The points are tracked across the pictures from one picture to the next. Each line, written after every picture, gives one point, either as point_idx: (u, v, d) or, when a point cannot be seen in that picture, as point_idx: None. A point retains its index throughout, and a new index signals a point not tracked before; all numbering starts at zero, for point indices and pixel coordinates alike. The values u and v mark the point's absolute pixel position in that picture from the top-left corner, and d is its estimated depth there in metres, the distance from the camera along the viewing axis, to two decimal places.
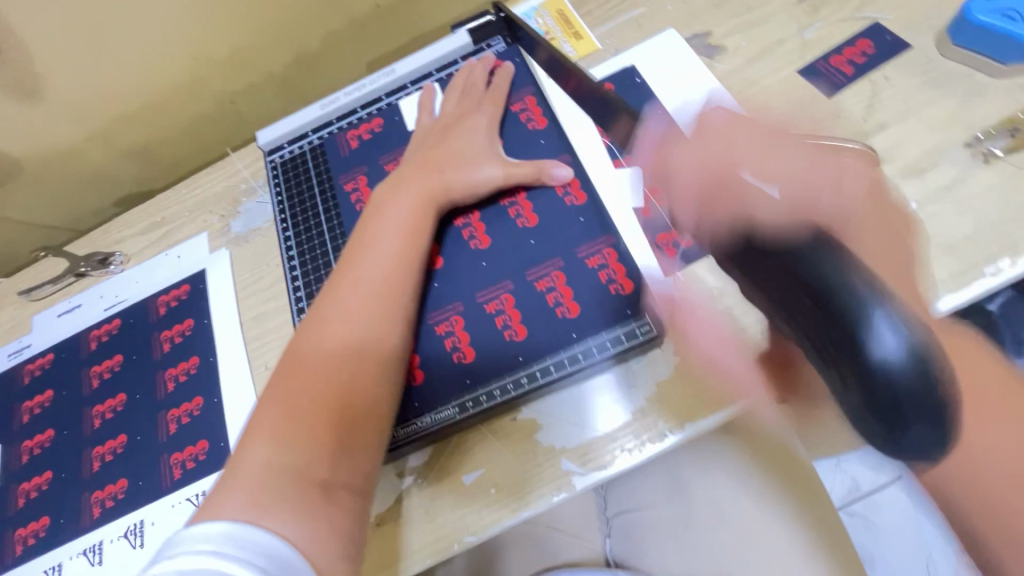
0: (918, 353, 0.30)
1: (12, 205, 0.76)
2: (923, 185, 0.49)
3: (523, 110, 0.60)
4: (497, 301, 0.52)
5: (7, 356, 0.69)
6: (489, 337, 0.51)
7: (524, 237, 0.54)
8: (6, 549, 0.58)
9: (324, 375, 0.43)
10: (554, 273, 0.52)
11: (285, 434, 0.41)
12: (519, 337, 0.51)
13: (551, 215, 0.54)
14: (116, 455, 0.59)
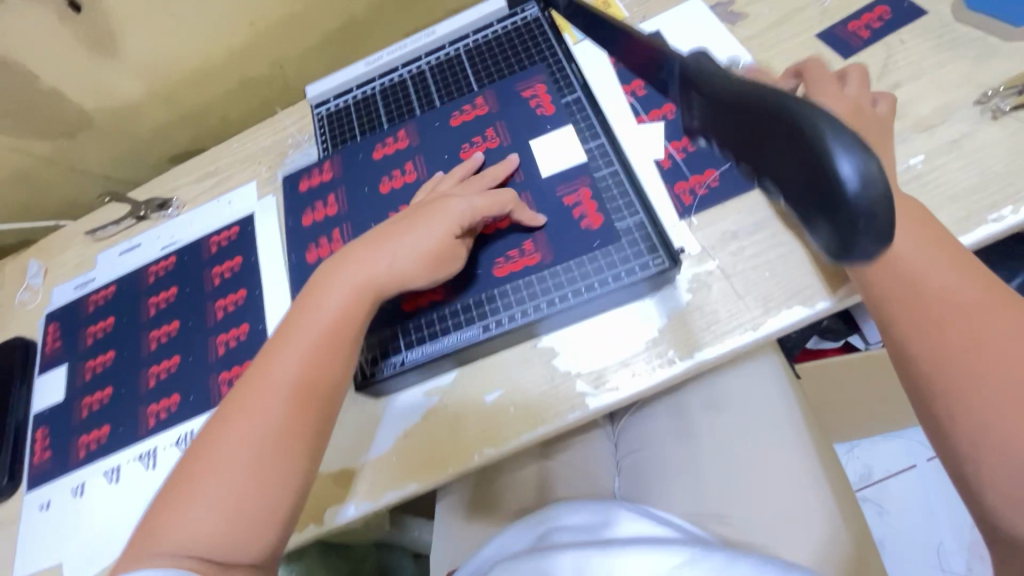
0: (879, 174, 0.21)
1: (81, 156, 0.84)
2: (932, 139, 0.51)
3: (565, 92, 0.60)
4: (507, 250, 0.54)
5: (75, 288, 0.76)
6: (506, 289, 0.53)
7: (532, 192, 0.56)
8: (70, 452, 0.65)
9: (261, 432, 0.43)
10: (577, 233, 0.53)
11: (206, 485, 0.41)
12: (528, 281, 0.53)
13: (551, 169, 0.56)
14: (169, 374, 0.65)
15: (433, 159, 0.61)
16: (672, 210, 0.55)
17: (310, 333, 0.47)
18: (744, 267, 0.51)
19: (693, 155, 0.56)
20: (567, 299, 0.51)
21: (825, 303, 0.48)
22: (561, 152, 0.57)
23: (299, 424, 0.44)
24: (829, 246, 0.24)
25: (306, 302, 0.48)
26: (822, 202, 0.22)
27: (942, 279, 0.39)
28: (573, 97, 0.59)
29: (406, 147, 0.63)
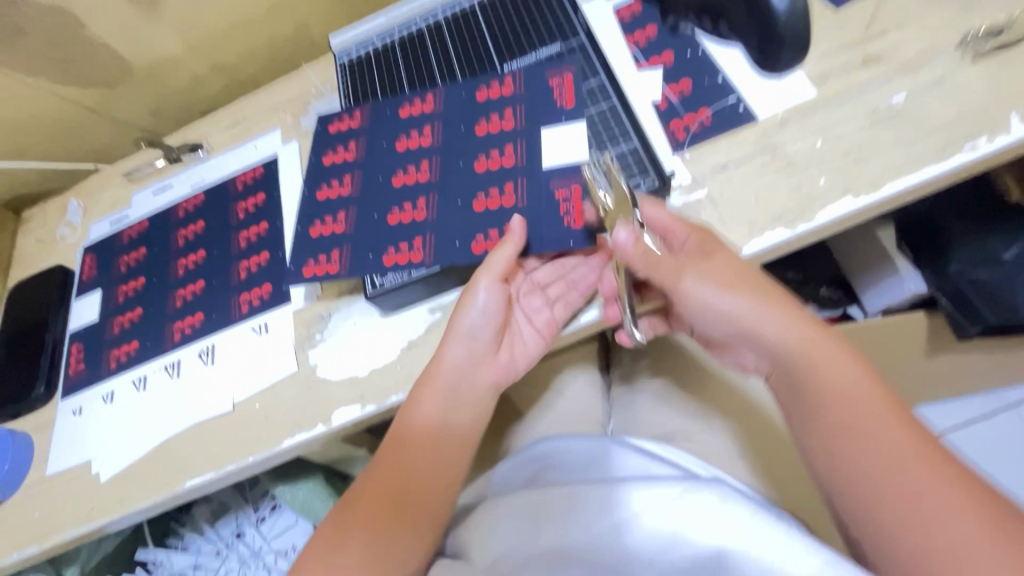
0: None
1: (120, 106, 0.90)
2: (914, 80, 0.54)
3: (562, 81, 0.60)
4: (501, 179, 0.58)
5: (110, 223, 0.82)
6: (502, 220, 0.56)
7: (528, 130, 0.59)
8: (102, 364, 0.70)
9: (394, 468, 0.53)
10: (573, 187, 0.55)
11: (351, 530, 0.49)
12: (520, 207, 0.56)
13: (549, 106, 0.60)
14: (195, 296, 0.70)
15: (449, 108, 0.64)
16: (666, 145, 0.58)
17: (429, 390, 0.54)
18: (731, 195, 0.55)
19: (688, 96, 0.60)
20: (561, 232, 0.54)
21: (805, 227, 0.52)
22: (559, 92, 0.60)
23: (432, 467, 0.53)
24: None
25: (427, 391, 0.54)
26: None
27: (769, 330, 0.47)
28: (577, 42, 0.64)
29: (422, 94, 0.66)
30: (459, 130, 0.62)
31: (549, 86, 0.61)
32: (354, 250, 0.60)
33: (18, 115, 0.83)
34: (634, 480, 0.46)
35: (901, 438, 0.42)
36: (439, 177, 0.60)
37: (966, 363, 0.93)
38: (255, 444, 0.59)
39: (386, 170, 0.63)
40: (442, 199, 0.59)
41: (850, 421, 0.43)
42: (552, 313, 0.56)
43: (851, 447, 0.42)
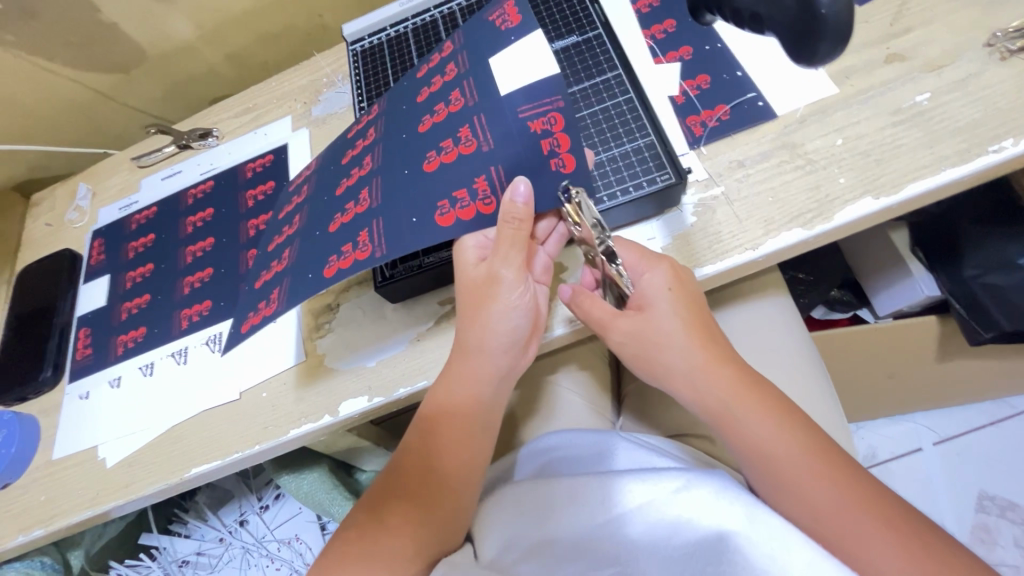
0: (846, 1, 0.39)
1: (131, 90, 0.89)
2: (939, 79, 0.53)
3: (499, 15, 0.55)
4: (455, 128, 0.52)
5: (119, 209, 0.81)
6: (473, 172, 0.51)
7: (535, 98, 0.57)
8: (110, 350, 0.70)
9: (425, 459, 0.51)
10: (552, 116, 0.50)
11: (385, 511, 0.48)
12: (485, 150, 0.51)
13: (493, 36, 0.54)
14: (203, 283, 0.70)
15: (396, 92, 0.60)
16: (682, 140, 0.57)
17: (464, 379, 0.51)
18: (748, 192, 0.54)
19: (706, 91, 0.59)
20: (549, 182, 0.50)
21: (824, 226, 0.51)
22: (503, 18, 0.55)
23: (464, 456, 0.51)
24: (798, 51, 0.41)
25: (457, 375, 0.51)
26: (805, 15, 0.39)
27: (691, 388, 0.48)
28: (593, 34, 0.62)
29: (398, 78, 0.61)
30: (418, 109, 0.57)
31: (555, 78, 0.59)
32: (294, 281, 0.55)
33: (28, 98, 0.83)
34: (634, 473, 0.45)
35: (837, 489, 0.42)
36: (382, 160, 0.56)
37: (977, 369, 0.92)
38: (261, 434, 0.59)
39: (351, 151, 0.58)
40: (386, 180, 0.54)
41: (779, 468, 0.44)
42: (546, 251, 0.55)
43: (791, 498, 0.43)
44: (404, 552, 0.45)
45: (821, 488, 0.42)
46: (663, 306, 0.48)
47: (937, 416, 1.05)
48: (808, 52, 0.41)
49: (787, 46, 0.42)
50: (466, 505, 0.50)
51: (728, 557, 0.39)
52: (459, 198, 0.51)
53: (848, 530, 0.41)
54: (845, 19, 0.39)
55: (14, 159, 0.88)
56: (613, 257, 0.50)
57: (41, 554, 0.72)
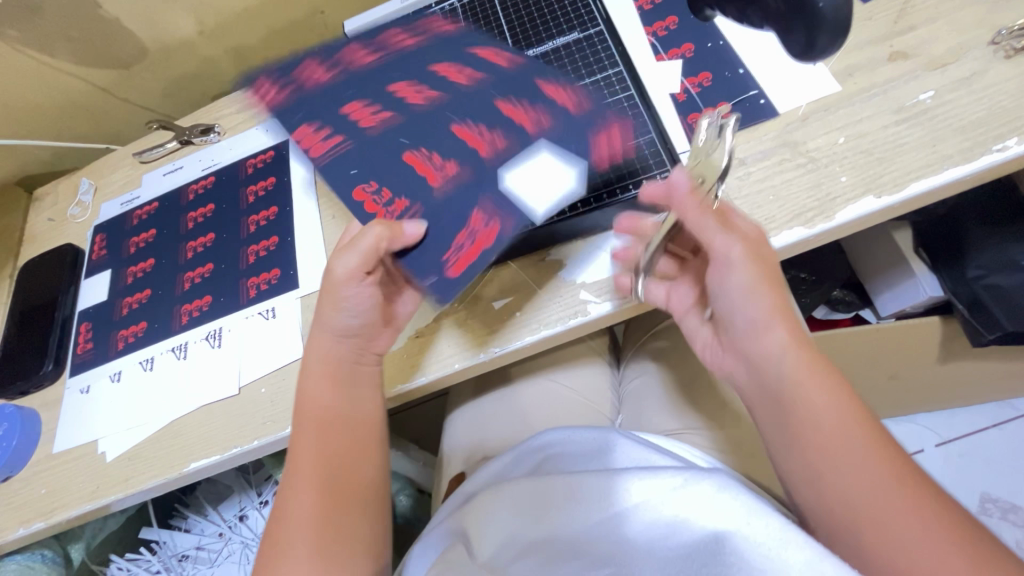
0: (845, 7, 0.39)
1: (133, 86, 0.89)
2: (943, 77, 0.53)
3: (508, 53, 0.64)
4: (422, 130, 0.60)
5: (121, 204, 0.82)
6: (406, 166, 0.58)
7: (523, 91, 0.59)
8: (110, 344, 0.70)
9: (338, 465, 0.52)
10: (486, 139, 0.56)
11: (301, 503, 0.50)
12: (427, 153, 0.58)
13: (490, 68, 0.63)
14: (203, 279, 0.70)
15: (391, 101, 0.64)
16: (683, 138, 0.57)
17: (323, 373, 0.53)
18: (749, 190, 0.54)
19: (707, 89, 0.59)
20: (461, 200, 0.53)
21: (824, 225, 0.50)
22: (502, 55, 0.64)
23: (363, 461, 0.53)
24: (797, 53, 0.42)
25: (322, 378, 0.53)
26: (803, 26, 0.40)
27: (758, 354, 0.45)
28: (595, 31, 0.63)
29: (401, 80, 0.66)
30: (430, 113, 0.61)
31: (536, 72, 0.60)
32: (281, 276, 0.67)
33: (31, 93, 0.83)
34: (634, 471, 0.45)
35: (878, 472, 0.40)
36: (359, 143, 0.62)
37: (979, 371, 0.91)
38: (260, 429, 0.59)
39: (364, 148, 0.61)
40: (354, 151, 0.62)
41: (827, 450, 0.42)
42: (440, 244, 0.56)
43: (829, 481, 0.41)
44: (339, 558, 0.48)
45: (860, 472, 0.40)
46: (733, 275, 0.46)
47: (939, 417, 1.05)
48: (807, 57, 0.42)
49: (784, 42, 0.42)
50: (365, 510, 0.52)
51: (726, 556, 0.38)
52: (384, 190, 0.57)
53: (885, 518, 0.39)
54: (843, 16, 0.39)
55: (17, 155, 0.89)
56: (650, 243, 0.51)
57: (42, 547, 0.72)
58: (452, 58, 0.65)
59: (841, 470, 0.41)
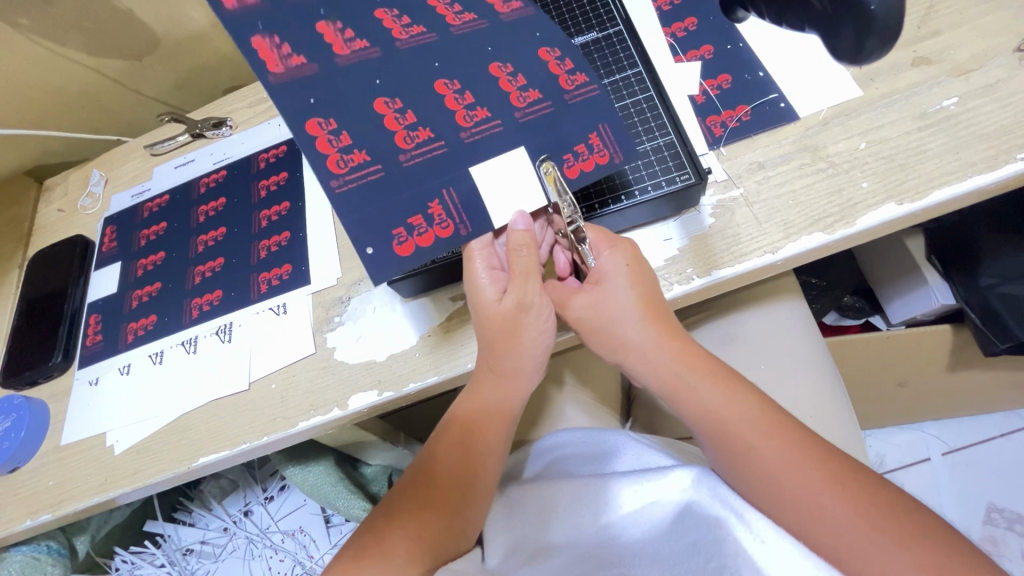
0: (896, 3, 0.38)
1: (145, 78, 0.89)
2: (967, 83, 0.52)
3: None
4: (397, 67, 0.51)
5: (132, 196, 0.81)
6: (382, 113, 0.49)
7: (551, 77, 0.52)
8: (120, 337, 0.70)
9: (450, 470, 0.48)
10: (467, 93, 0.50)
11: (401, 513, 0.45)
12: (403, 100, 0.50)
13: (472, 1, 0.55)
14: (214, 273, 0.70)
15: (376, 27, 0.52)
16: (702, 141, 0.57)
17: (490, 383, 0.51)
18: (768, 195, 0.53)
19: (726, 92, 0.58)
20: (456, 168, 0.49)
21: (844, 232, 0.50)
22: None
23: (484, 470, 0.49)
24: (844, 55, 0.41)
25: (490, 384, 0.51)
26: (855, 27, 0.39)
27: (637, 357, 0.48)
28: (614, 30, 0.61)
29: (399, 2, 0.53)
30: (428, 65, 0.51)
31: (580, 65, 0.52)
32: (294, 269, 0.67)
33: (44, 83, 0.82)
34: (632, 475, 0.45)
35: (809, 469, 0.40)
36: (317, 72, 0.50)
37: (989, 380, 0.91)
38: (270, 425, 0.58)
39: (325, 94, 0.49)
40: (317, 82, 0.49)
41: (732, 433, 0.43)
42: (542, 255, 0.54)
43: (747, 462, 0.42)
44: (418, 553, 0.42)
45: (776, 450, 0.41)
46: (619, 280, 0.48)
47: (946, 426, 1.04)
48: (858, 60, 0.41)
49: (831, 47, 0.41)
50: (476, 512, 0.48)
51: (727, 548, 0.38)
52: (348, 137, 0.48)
53: (805, 495, 0.39)
54: (895, 19, 0.38)
55: (29, 146, 0.89)
56: (580, 237, 0.51)
57: (48, 538, 0.72)
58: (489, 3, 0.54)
59: (768, 467, 0.41)
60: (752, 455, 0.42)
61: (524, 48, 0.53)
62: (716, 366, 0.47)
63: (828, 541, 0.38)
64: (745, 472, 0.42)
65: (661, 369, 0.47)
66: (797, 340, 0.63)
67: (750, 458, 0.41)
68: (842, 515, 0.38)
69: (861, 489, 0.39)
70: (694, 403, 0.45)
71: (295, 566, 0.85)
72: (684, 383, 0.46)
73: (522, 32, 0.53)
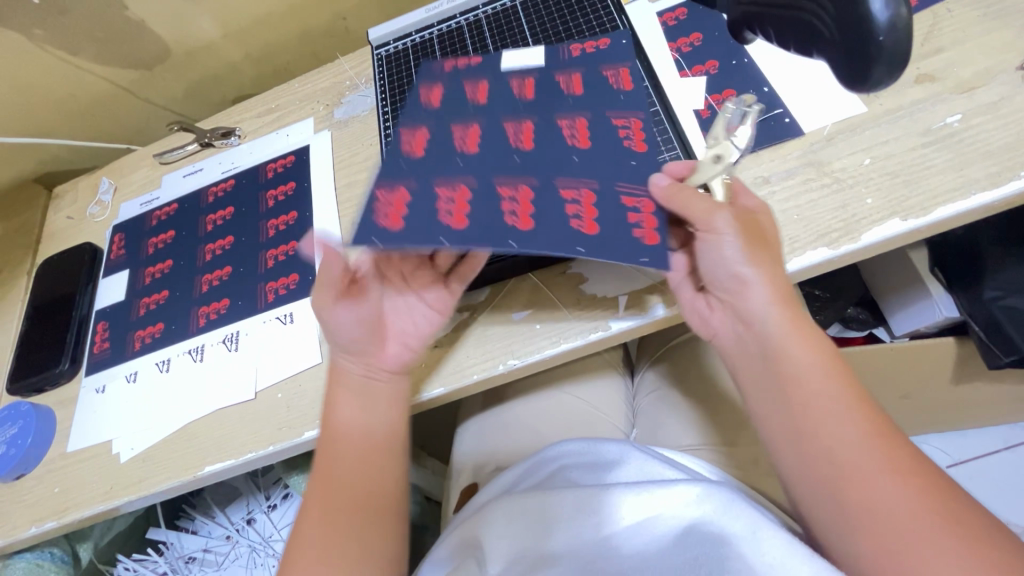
0: (903, 29, 0.40)
1: (155, 88, 0.90)
2: (970, 100, 0.53)
3: (575, 203, 0.50)
4: (494, 107, 0.59)
5: (140, 204, 0.82)
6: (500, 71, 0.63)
7: (478, 181, 0.51)
8: (127, 344, 0.71)
9: (350, 480, 0.52)
10: (469, 127, 0.57)
11: (328, 535, 0.49)
12: (492, 92, 0.61)
13: (568, 163, 0.52)
14: (221, 282, 0.70)
15: (597, 90, 0.59)
16: (707, 155, 0.57)
17: (347, 389, 0.53)
18: (774, 210, 0.53)
19: (732, 107, 0.59)
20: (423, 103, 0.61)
21: (849, 246, 0.50)
22: (577, 210, 0.49)
23: (375, 467, 0.53)
24: (847, 79, 0.42)
25: (343, 396, 0.53)
26: (864, 54, 0.40)
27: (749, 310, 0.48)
28: (621, 45, 0.62)
29: (629, 106, 0.57)
30: (508, 115, 0.58)
31: (496, 185, 0.51)
32: (301, 278, 0.67)
33: (56, 92, 0.84)
34: (630, 485, 0.45)
35: (877, 460, 0.41)
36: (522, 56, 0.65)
37: (994, 393, 0.90)
38: (276, 435, 0.59)
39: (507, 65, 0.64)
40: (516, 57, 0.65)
41: (811, 412, 0.45)
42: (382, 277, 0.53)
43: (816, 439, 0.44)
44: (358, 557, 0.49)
45: (864, 441, 0.42)
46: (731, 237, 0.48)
47: (952, 439, 1.04)
48: (861, 84, 0.42)
49: (841, 69, 0.42)
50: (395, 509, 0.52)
51: (730, 566, 0.39)
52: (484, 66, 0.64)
53: (874, 480, 0.41)
54: (904, 48, 0.40)
55: (40, 153, 0.90)
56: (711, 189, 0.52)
57: (51, 545, 0.72)
58: (611, 163, 0.53)
59: (844, 447, 0.43)
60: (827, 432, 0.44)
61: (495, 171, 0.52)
62: (818, 342, 0.47)
63: (868, 523, 0.40)
64: (824, 443, 0.44)
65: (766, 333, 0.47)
66: None
67: (826, 444, 0.43)
68: (898, 496, 0.40)
69: (927, 491, 0.40)
70: (790, 371, 0.46)
71: None
72: (789, 353, 0.46)
73: (562, 161, 0.53)
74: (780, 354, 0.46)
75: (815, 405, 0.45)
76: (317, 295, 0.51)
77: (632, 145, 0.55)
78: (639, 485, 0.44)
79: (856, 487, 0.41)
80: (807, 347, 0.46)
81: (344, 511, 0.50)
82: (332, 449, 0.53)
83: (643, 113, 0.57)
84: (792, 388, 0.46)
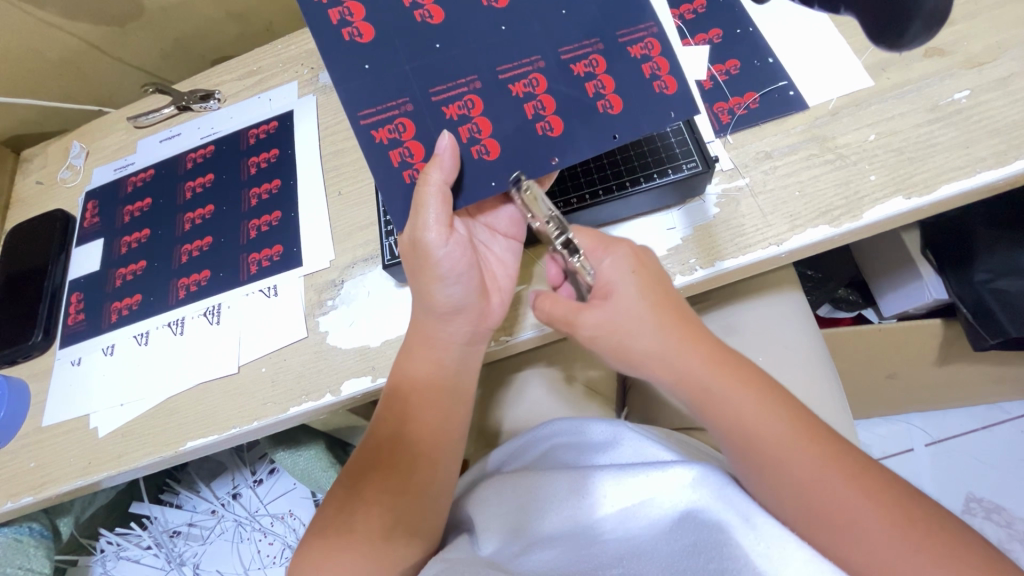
0: None
1: (128, 46, 0.85)
2: (980, 76, 0.51)
3: (597, 91, 0.48)
4: None
5: (114, 170, 0.78)
6: None
7: (478, 68, 0.48)
8: (103, 316, 0.68)
9: (392, 444, 0.48)
10: None
11: (350, 505, 0.46)
12: None
13: (564, 39, 0.49)
14: (202, 252, 0.68)
15: None
16: (709, 128, 0.55)
17: (424, 353, 0.50)
18: (775, 185, 0.52)
19: (735, 78, 0.57)
20: None
21: (850, 225, 0.49)
22: (596, 102, 0.47)
23: (423, 434, 0.49)
24: None
25: (418, 346, 0.50)
26: None
27: (655, 368, 0.47)
28: None
29: (640, 18, 0.49)
30: None
31: (438, 104, 0.48)
32: (285, 250, 0.64)
33: (22, 48, 0.78)
34: (630, 469, 0.44)
35: (846, 487, 0.40)
36: None
37: (976, 374, 0.91)
38: (260, 410, 0.57)
39: None
40: None
41: (759, 444, 0.42)
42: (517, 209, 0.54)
43: (779, 472, 0.41)
44: (372, 548, 0.44)
45: (833, 471, 0.41)
46: (626, 288, 0.47)
47: (931, 418, 1.05)
48: None
49: None
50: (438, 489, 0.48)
51: (728, 551, 0.37)
52: None
53: (849, 510, 0.39)
54: None
55: (5, 113, 0.84)
56: (573, 249, 0.48)
57: (30, 520, 0.71)
58: (644, 110, 0.47)
59: (809, 477, 0.41)
60: (783, 459, 0.41)
61: (493, 44, 0.48)
62: (743, 371, 0.46)
63: (851, 553, 0.39)
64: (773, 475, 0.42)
65: (687, 373, 0.46)
66: (795, 331, 0.63)
67: (782, 476, 0.41)
68: (874, 524, 0.39)
69: (891, 499, 0.39)
70: (723, 411, 0.44)
71: (284, 549, 0.85)
72: (706, 395, 0.45)
73: (552, 29, 0.49)
74: (705, 394, 0.45)
75: (756, 442, 0.42)
76: (418, 240, 0.47)
77: (663, 91, 0.47)
78: (631, 470, 0.44)
79: (825, 523, 0.40)
80: (733, 385, 0.45)
81: (369, 477, 0.47)
82: (390, 406, 0.50)
83: (661, 27, 0.49)
84: (726, 428, 0.44)
